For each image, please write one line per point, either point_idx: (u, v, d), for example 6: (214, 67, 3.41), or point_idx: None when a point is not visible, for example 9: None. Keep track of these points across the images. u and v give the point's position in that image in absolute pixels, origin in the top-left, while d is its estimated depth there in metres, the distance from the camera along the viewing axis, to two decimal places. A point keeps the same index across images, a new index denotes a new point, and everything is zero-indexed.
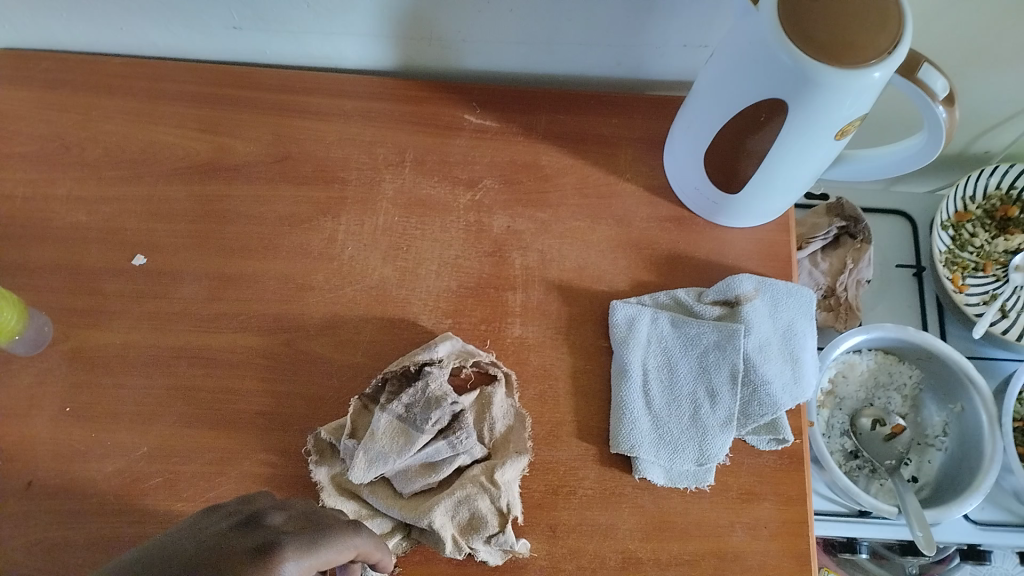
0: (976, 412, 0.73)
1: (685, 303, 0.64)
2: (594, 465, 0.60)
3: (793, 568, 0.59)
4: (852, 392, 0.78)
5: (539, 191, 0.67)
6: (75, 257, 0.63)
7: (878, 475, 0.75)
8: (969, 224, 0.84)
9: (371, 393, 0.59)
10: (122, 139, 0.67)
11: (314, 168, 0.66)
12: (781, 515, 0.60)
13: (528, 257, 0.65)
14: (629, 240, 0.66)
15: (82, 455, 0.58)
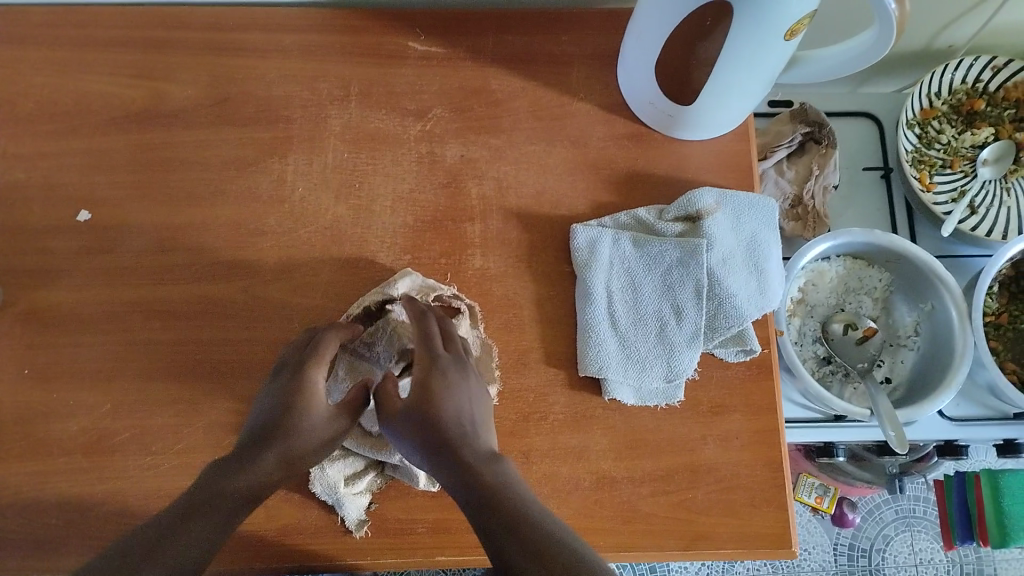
0: (946, 310, 0.73)
1: (646, 221, 0.63)
2: (563, 389, 0.60)
3: (766, 476, 0.59)
4: (823, 299, 0.78)
5: (491, 117, 0.65)
6: (18, 217, 0.62)
7: (852, 379, 0.75)
8: (935, 121, 0.82)
9: None
10: (54, 91, 0.64)
11: (256, 109, 0.64)
12: (752, 425, 0.60)
13: (484, 186, 0.64)
14: (586, 161, 0.65)
15: (45, 416, 0.57)
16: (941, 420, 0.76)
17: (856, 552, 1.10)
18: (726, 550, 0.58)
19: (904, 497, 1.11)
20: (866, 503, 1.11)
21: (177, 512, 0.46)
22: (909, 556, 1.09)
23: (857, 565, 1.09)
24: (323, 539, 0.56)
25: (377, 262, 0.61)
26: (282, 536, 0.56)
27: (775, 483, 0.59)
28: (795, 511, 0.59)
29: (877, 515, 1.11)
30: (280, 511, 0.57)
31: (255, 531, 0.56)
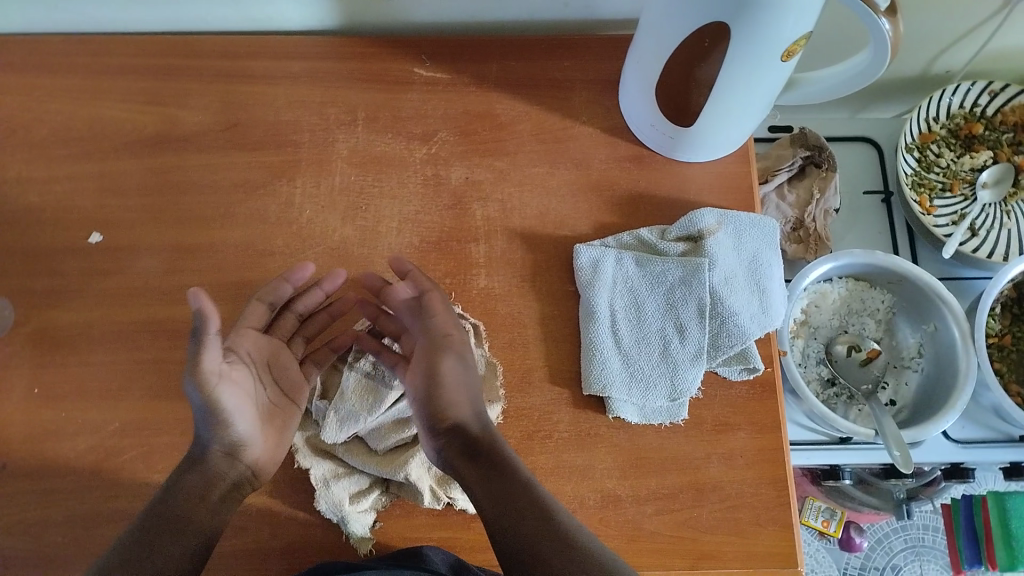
0: (949, 331, 0.73)
1: (649, 241, 0.63)
2: (568, 408, 0.60)
3: (771, 494, 0.59)
4: (826, 320, 0.78)
5: (495, 140, 0.66)
6: (30, 239, 0.63)
7: (856, 401, 0.75)
8: (934, 144, 0.83)
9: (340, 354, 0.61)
10: (68, 118, 0.66)
11: (265, 133, 0.65)
12: (755, 443, 0.60)
13: (488, 207, 0.65)
14: (589, 183, 0.66)
15: (53, 435, 0.58)
16: (946, 442, 0.76)
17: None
18: (732, 570, 0.58)
19: (914, 526, 1.10)
20: (875, 532, 1.10)
21: (143, 534, 0.51)
22: None
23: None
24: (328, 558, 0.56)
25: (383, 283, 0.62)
26: (287, 556, 0.56)
27: (780, 501, 0.59)
28: (801, 530, 0.59)
29: (886, 544, 1.10)
30: (285, 531, 0.57)
31: (260, 550, 0.56)
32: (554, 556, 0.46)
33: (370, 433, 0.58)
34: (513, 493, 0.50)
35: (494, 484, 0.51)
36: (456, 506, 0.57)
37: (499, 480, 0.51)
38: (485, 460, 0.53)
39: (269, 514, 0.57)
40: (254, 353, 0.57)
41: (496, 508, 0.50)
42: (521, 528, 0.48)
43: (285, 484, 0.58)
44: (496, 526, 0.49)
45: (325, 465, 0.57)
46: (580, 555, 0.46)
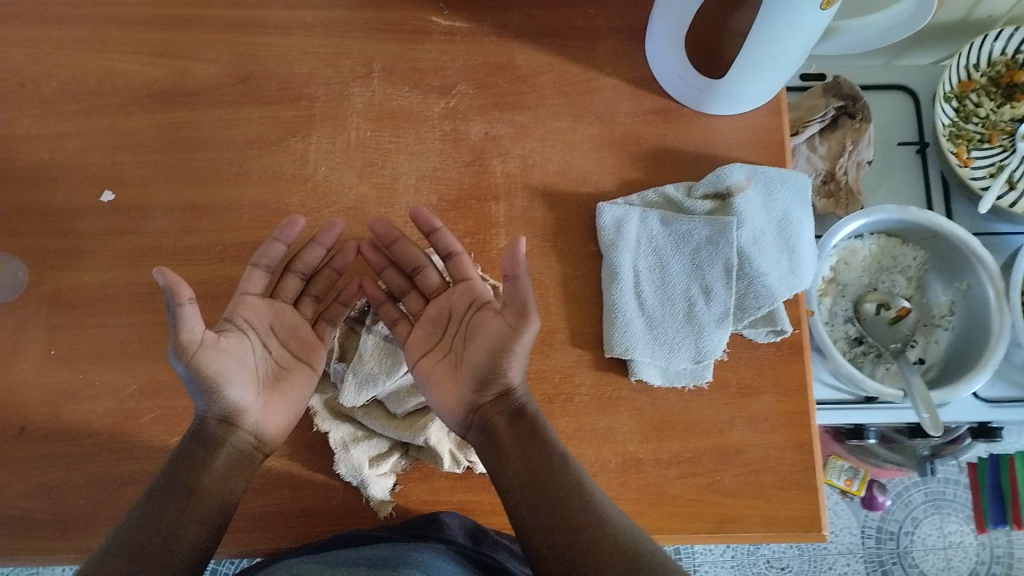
0: (983, 289, 0.71)
1: (675, 199, 0.61)
2: (589, 371, 0.59)
3: (795, 459, 0.59)
4: (855, 278, 0.76)
5: (515, 93, 0.64)
6: (42, 197, 0.61)
7: (884, 360, 0.74)
8: (973, 93, 0.80)
9: (356, 316, 0.60)
10: (76, 70, 0.64)
11: (279, 86, 0.63)
12: (781, 407, 0.59)
13: (508, 163, 0.62)
14: (612, 137, 0.63)
15: (72, 396, 0.57)
16: (976, 402, 0.74)
17: (884, 534, 1.09)
18: (753, 534, 0.57)
19: (934, 479, 1.09)
20: (895, 486, 1.09)
21: (152, 506, 0.49)
22: (938, 539, 1.08)
23: (885, 547, 1.08)
24: (348, 519, 0.56)
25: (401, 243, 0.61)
26: (307, 517, 0.56)
27: (804, 465, 0.58)
28: (825, 495, 0.58)
29: (906, 497, 1.09)
30: (304, 492, 0.57)
31: (280, 511, 0.56)
32: (591, 528, 0.46)
33: (388, 397, 0.57)
34: (554, 461, 0.50)
35: (534, 450, 0.50)
36: (475, 469, 0.56)
37: (539, 446, 0.51)
38: (525, 426, 0.52)
39: (289, 476, 0.57)
40: (253, 319, 0.56)
41: (534, 473, 0.49)
42: (558, 496, 0.48)
43: (305, 446, 0.57)
44: (532, 490, 0.49)
45: (344, 429, 0.57)
46: (616, 532, 0.46)
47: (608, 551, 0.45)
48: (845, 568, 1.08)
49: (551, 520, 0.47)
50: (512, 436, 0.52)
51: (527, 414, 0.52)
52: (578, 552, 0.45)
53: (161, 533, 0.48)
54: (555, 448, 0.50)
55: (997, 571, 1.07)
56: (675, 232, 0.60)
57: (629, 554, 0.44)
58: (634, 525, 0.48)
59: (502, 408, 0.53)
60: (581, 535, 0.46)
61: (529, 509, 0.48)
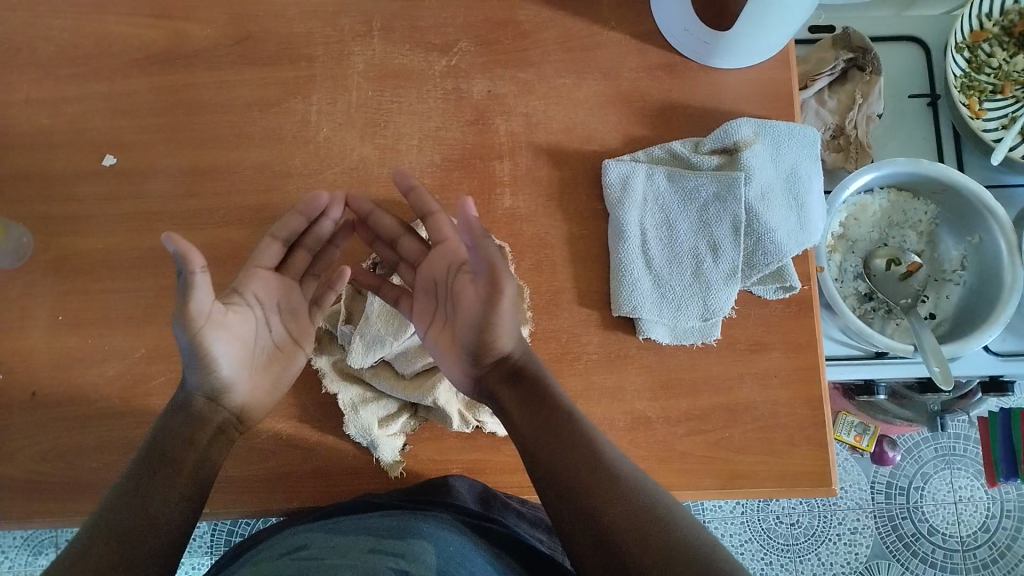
0: (995, 242, 0.70)
1: (681, 155, 0.60)
2: (596, 329, 0.59)
3: (805, 414, 0.58)
4: (865, 234, 0.75)
5: (518, 49, 0.63)
6: (44, 162, 0.61)
7: (894, 316, 0.73)
8: (985, 43, 0.78)
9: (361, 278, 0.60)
10: (72, 34, 0.63)
11: (278, 47, 0.62)
12: (790, 363, 0.59)
13: (513, 122, 0.62)
14: (618, 93, 0.62)
15: (81, 362, 0.58)
16: (987, 355, 0.74)
17: (894, 490, 1.09)
18: (763, 489, 0.57)
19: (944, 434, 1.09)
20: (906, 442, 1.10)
21: (132, 481, 0.47)
22: (948, 493, 1.09)
23: (895, 502, 1.09)
24: (360, 479, 0.57)
25: (403, 205, 0.60)
26: (318, 478, 0.57)
27: (814, 421, 0.58)
28: (835, 449, 0.58)
29: (916, 453, 1.09)
30: (315, 453, 0.57)
31: (291, 473, 0.56)
32: (602, 481, 0.44)
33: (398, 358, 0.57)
34: (558, 420, 0.47)
35: (536, 411, 0.48)
36: (485, 429, 0.57)
37: (543, 409, 0.48)
38: (524, 388, 0.50)
39: (299, 438, 0.57)
40: (264, 294, 0.53)
41: (538, 433, 0.47)
42: (564, 455, 0.46)
43: (314, 408, 0.58)
44: (540, 453, 0.46)
45: (353, 393, 0.58)
46: (628, 486, 0.44)
47: (616, 509, 0.42)
48: (855, 523, 1.08)
49: (560, 480, 0.45)
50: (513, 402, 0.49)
51: (525, 375, 0.50)
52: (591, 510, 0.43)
53: (147, 503, 0.46)
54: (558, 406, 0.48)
55: (1008, 525, 1.08)
56: (683, 189, 0.60)
57: (639, 507, 0.42)
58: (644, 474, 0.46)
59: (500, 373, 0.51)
60: (591, 493, 0.43)
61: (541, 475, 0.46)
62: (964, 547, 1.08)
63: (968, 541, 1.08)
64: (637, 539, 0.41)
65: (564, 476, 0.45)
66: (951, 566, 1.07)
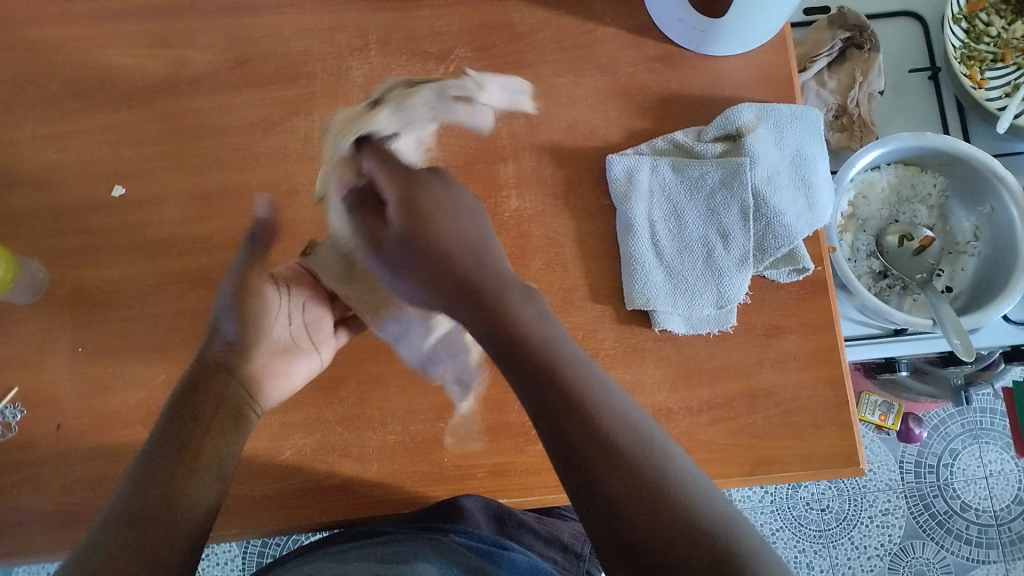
0: (1007, 209, 0.69)
1: (685, 145, 0.60)
2: (612, 324, 0.59)
3: (827, 395, 0.58)
4: (875, 211, 0.75)
5: (515, 53, 0.63)
6: (54, 197, 0.62)
7: (911, 291, 0.73)
8: (982, 13, 0.78)
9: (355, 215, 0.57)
10: (73, 70, 0.63)
11: (277, 67, 0.63)
12: (809, 344, 0.59)
13: (514, 124, 0.62)
14: (617, 89, 0.62)
15: (104, 390, 0.58)
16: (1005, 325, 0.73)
17: (922, 470, 1.08)
18: (788, 473, 0.57)
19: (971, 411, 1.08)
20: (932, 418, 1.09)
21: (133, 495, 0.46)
22: (979, 468, 1.08)
23: (925, 481, 1.08)
24: (387, 489, 0.58)
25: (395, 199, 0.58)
26: (349, 487, 0.58)
27: (837, 401, 0.58)
28: (860, 429, 0.58)
29: (942, 430, 1.09)
30: (342, 467, 0.58)
31: (321, 486, 0.58)
32: (573, 392, 0.41)
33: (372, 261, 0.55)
34: (520, 333, 0.45)
35: (495, 332, 0.46)
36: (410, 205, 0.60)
37: (505, 324, 0.46)
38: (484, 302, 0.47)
39: (325, 452, 0.59)
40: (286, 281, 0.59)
41: (508, 361, 0.44)
42: (544, 380, 0.42)
43: (338, 420, 0.59)
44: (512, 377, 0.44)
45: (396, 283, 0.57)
46: (603, 410, 0.40)
47: (589, 428, 0.40)
48: (885, 505, 1.08)
49: (536, 388, 0.42)
50: (474, 322, 0.48)
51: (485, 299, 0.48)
52: (561, 432, 0.40)
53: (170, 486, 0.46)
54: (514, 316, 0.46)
55: None
56: (689, 179, 0.60)
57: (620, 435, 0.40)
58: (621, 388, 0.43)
59: (449, 294, 0.49)
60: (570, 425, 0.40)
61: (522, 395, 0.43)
62: (998, 522, 1.07)
63: (1001, 516, 1.07)
64: (621, 466, 0.38)
65: (553, 413, 0.41)
66: (986, 542, 1.07)
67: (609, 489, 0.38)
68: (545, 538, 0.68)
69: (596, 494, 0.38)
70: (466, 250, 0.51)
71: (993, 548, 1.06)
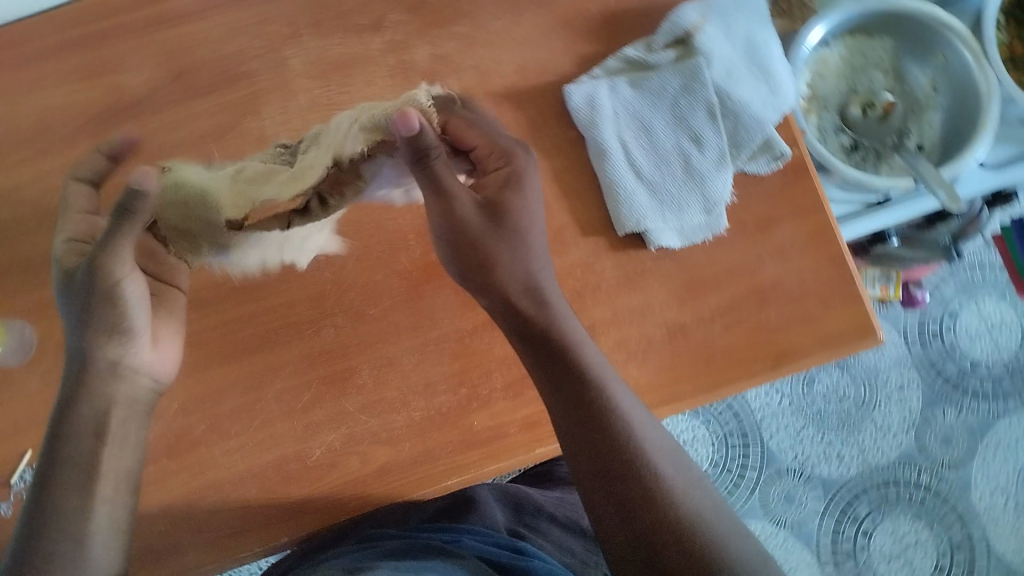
0: (960, 55, 0.70)
1: (637, 59, 0.60)
2: (607, 254, 0.59)
3: (832, 275, 0.58)
4: (833, 88, 0.74)
5: (449, 5, 0.61)
6: (19, 253, 0.60)
7: (884, 158, 0.73)
8: None
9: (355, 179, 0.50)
10: (8, 122, 0.61)
11: (213, 73, 0.61)
12: (803, 230, 0.59)
13: (464, 78, 0.61)
14: (559, 19, 0.61)
15: None
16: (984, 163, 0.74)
17: (931, 332, 1.11)
18: (810, 360, 0.58)
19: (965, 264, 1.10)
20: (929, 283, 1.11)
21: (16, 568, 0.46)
22: (981, 323, 1.10)
23: (935, 345, 1.10)
24: (423, 466, 0.59)
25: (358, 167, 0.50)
26: (383, 476, 0.59)
27: (844, 278, 0.58)
28: (869, 300, 0.58)
29: (939, 293, 1.11)
30: (373, 455, 0.60)
31: (355, 479, 0.59)
32: (612, 433, 0.47)
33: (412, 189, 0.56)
34: (568, 367, 0.49)
35: (541, 361, 0.50)
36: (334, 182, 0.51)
37: (554, 362, 0.49)
38: (531, 334, 0.50)
39: (354, 444, 0.60)
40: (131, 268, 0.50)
41: (555, 395, 0.49)
42: (589, 419, 0.48)
43: (358, 410, 0.60)
44: (561, 420, 0.49)
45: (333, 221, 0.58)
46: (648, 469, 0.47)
47: (646, 495, 0.46)
48: (900, 379, 1.10)
49: (579, 416, 0.48)
50: (528, 357, 0.50)
51: (542, 338, 0.50)
52: (598, 449, 0.47)
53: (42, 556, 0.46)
54: (574, 370, 0.49)
55: None
56: (650, 92, 0.60)
57: (670, 513, 0.45)
58: (662, 427, 0.50)
59: (510, 325, 0.51)
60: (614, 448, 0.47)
61: (562, 423, 0.49)
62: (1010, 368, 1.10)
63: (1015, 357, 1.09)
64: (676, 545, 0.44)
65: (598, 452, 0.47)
66: (1003, 393, 1.10)
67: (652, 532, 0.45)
68: (563, 524, 0.77)
69: (629, 529, 0.45)
70: (527, 276, 0.51)
71: (1010, 398, 1.10)
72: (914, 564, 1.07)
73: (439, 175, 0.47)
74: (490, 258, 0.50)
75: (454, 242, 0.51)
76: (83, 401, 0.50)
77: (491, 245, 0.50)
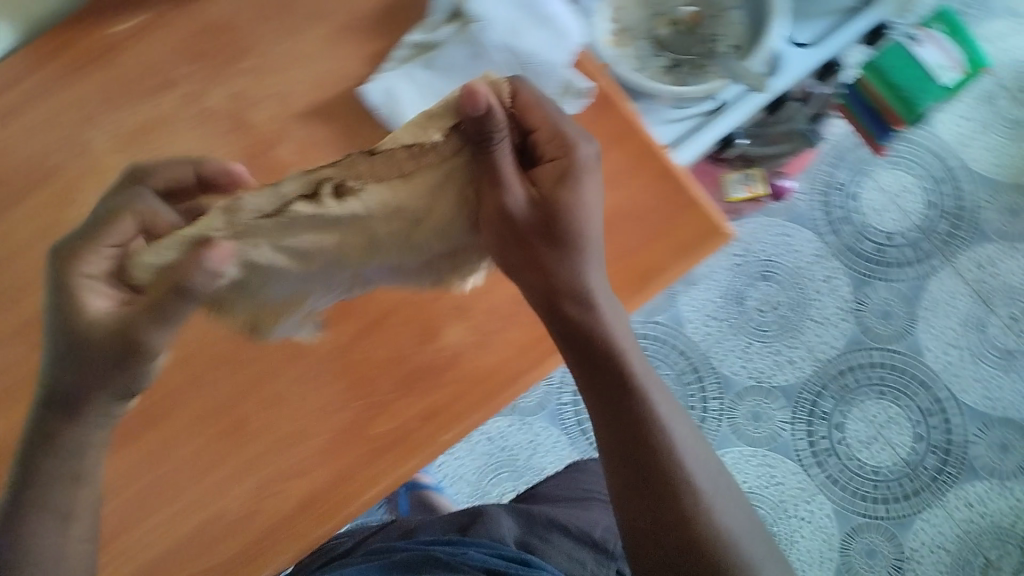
0: None
1: (424, 43, 0.62)
2: None
3: (670, 187, 0.60)
4: (635, 16, 0.76)
5: (230, 44, 0.62)
6: None
7: (701, 65, 0.75)
8: None
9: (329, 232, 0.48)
10: None
11: (24, 177, 0.61)
12: (625, 154, 0.61)
13: (267, 108, 0.62)
14: (339, 27, 0.63)
15: None
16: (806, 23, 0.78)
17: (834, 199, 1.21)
18: (674, 272, 0.59)
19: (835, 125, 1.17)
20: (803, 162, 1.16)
21: None
22: (880, 195, 1.22)
23: (836, 214, 1.21)
24: (342, 486, 0.61)
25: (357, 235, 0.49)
26: (308, 507, 0.60)
27: (680, 186, 0.60)
28: (712, 199, 0.60)
29: (829, 181, 1.22)
30: (292, 491, 0.61)
31: (282, 518, 0.60)
32: (635, 412, 0.52)
33: (426, 265, 0.54)
34: (603, 355, 0.53)
35: (573, 344, 0.53)
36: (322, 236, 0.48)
37: (586, 351, 0.53)
38: (558, 319, 0.53)
39: (270, 485, 0.61)
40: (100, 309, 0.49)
41: (592, 393, 0.54)
42: (620, 405, 0.52)
43: (264, 452, 0.61)
44: (598, 409, 0.53)
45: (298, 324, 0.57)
46: (670, 462, 0.51)
47: (671, 472, 0.51)
48: (825, 272, 1.20)
49: (605, 399, 0.53)
50: (572, 353, 0.54)
51: (579, 330, 0.53)
52: (623, 430, 0.52)
53: None
54: (633, 383, 0.53)
55: (948, 189, 1.21)
56: (446, 69, 0.61)
57: (683, 492, 0.51)
58: (685, 415, 0.55)
59: (556, 322, 0.53)
60: (651, 434, 0.52)
61: (591, 401, 0.54)
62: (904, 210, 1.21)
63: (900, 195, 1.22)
64: (686, 535, 0.49)
65: (630, 447, 0.51)
66: (925, 254, 1.20)
67: (665, 512, 0.50)
68: (573, 536, 0.72)
69: (634, 479, 0.51)
70: (580, 276, 0.53)
71: (931, 256, 1.19)
72: (892, 443, 1.15)
73: (500, 161, 0.49)
74: (552, 262, 0.52)
75: (503, 237, 0.51)
76: (64, 440, 0.52)
77: (538, 250, 0.52)
